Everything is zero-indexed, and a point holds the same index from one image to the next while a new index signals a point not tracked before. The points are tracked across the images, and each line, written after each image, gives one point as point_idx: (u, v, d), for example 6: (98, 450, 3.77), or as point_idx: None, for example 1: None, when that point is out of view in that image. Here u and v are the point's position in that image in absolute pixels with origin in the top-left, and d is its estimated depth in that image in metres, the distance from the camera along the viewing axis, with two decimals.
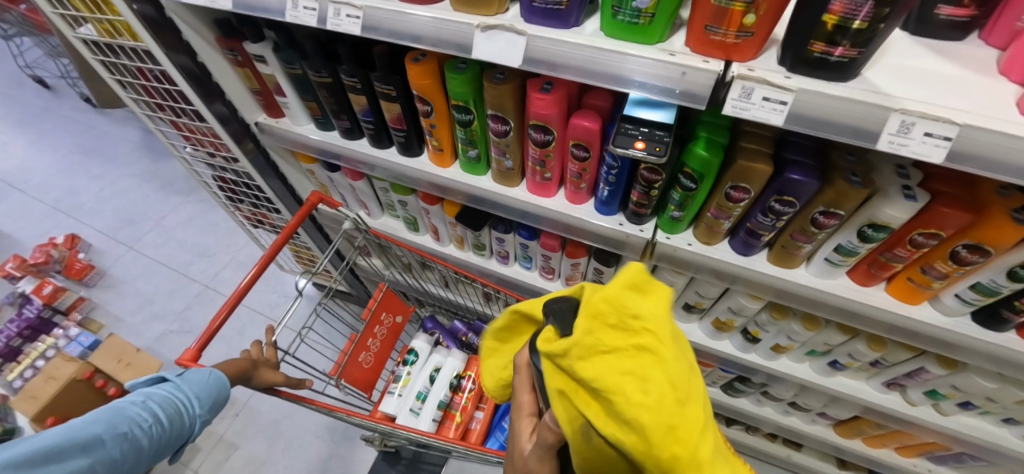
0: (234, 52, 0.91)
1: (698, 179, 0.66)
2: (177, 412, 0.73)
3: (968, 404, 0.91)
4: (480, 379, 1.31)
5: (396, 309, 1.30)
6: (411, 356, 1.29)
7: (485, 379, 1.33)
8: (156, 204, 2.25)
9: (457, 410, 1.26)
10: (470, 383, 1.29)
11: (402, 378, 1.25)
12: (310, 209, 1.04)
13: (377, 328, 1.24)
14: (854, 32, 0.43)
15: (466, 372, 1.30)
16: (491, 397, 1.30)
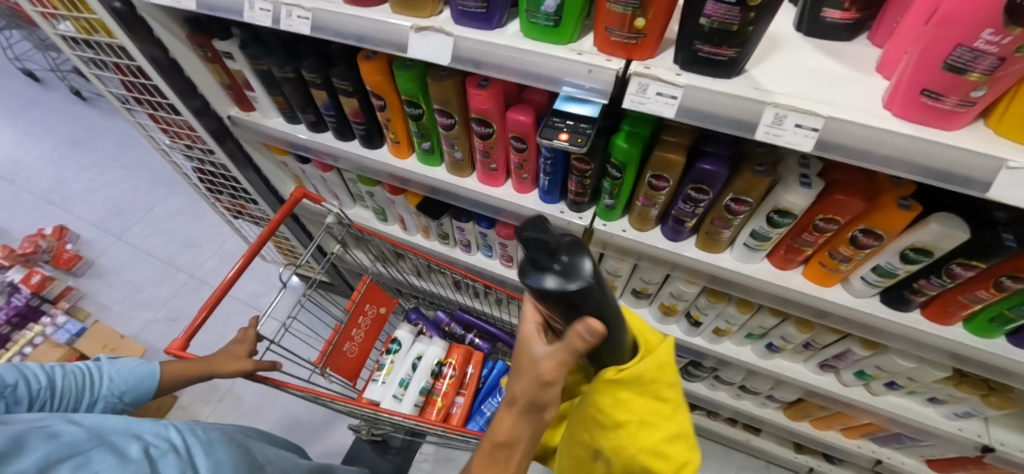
0: (204, 49, 0.96)
1: (623, 168, 0.71)
2: (85, 383, 0.77)
3: (893, 384, 0.97)
4: (460, 366, 1.23)
5: (380, 300, 1.30)
6: (394, 345, 1.22)
7: (466, 366, 1.25)
8: (144, 195, 2.30)
9: (439, 396, 1.19)
10: (451, 369, 1.21)
11: (386, 366, 1.19)
12: (293, 206, 1.08)
13: (361, 318, 1.24)
14: (729, 35, 0.49)
15: (447, 359, 1.23)
16: (473, 383, 1.22)
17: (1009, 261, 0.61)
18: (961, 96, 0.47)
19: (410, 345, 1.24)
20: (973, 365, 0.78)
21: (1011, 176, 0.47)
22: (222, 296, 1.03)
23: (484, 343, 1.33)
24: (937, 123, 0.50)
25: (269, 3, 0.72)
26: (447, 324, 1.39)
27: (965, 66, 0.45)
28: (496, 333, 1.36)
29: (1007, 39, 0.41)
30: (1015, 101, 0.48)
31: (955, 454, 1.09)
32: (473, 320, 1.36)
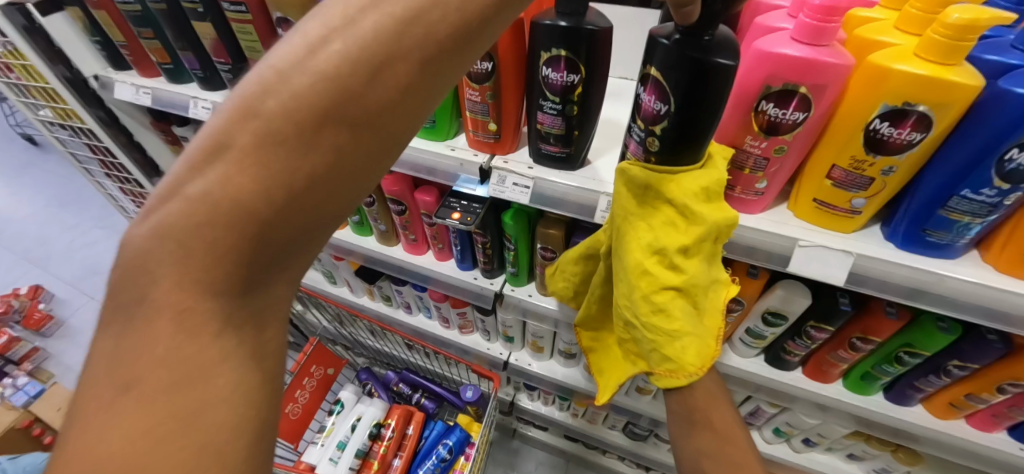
0: (166, 133, 1.09)
1: (514, 242, 0.79)
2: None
3: (808, 440, 1.00)
4: (400, 427, 1.25)
5: (328, 362, 1.34)
6: (337, 406, 1.28)
7: (406, 426, 1.27)
8: None
9: (375, 458, 1.21)
10: (390, 430, 1.23)
11: (327, 428, 1.24)
12: None
13: (306, 379, 1.28)
14: (561, 138, 0.59)
15: (387, 420, 1.25)
16: (412, 445, 1.24)
17: (856, 322, 0.68)
18: (751, 188, 0.54)
19: (352, 406, 1.29)
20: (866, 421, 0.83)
21: (804, 252, 0.54)
22: None
23: (429, 403, 1.35)
24: (741, 209, 0.57)
25: (210, 103, 0.84)
26: (396, 384, 1.40)
27: (746, 166, 0.53)
28: (440, 392, 1.36)
29: (764, 143, 0.50)
30: (803, 189, 0.56)
31: None
32: (419, 380, 1.38)
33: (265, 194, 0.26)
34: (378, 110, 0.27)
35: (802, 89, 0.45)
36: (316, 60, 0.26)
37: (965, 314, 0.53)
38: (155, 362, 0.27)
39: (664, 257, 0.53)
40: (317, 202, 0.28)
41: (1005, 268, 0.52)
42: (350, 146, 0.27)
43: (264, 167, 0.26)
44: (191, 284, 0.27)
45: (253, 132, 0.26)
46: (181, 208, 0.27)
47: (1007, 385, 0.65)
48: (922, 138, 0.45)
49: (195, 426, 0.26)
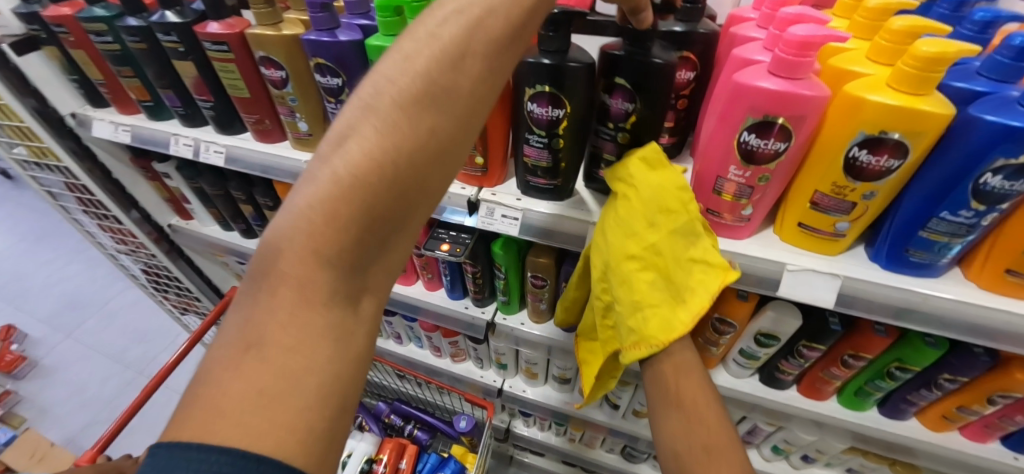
0: (146, 169, 1.06)
1: (505, 271, 0.79)
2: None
3: (807, 457, 0.99)
4: (393, 461, 1.20)
5: None
6: None
7: (399, 460, 1.22)
8: (101, 289, 2.30)
9: None
10: (382, 466, 1.19)
11: None
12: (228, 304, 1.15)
13: None
14: (549, 171, 0.59)
15: (379, 455, 1.21)
16: None
17: (846, 340, 0.69)
18: (737, 214, 0.55)
19: (343, 441, 1.25)
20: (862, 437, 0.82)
21: (793, 276, 0.55)
22: (153, 389, 1.05)
23: (422, 434, 1.30)
24: (728, 234, 0.58)
25: (191, 140, 0.83)
26: (388, 415, 1.36)
27: (732, 194, 0.54)
28: (432, 422, 1.33)
29: (748, 172, 0.51)
30: (787, 214, 0.56)
31: None
32: (411, 411, 1.34)
33: (379, 174, 0.35)
34: (456, 107, 0.37)
35: (781, 120, 0.46)
36: (404, 90, 0.36)
37: (951, 332, 0.54)
38: (280, 326, 0.33)
39: (620, 233, 0.58)
40: (418, 178, 0.37)
41: (987, 285, 0.53)
42: (439, 131, 0.37)
43: (378, 149, 0.35)
44: (310, 265, 0.34)
45: (370, 129, 0.35)
46: (315, 189, 0.35)
47: (996, 397, 0.66)
48: (900, 164, 0.46)
49: (298, 387, 0.32)
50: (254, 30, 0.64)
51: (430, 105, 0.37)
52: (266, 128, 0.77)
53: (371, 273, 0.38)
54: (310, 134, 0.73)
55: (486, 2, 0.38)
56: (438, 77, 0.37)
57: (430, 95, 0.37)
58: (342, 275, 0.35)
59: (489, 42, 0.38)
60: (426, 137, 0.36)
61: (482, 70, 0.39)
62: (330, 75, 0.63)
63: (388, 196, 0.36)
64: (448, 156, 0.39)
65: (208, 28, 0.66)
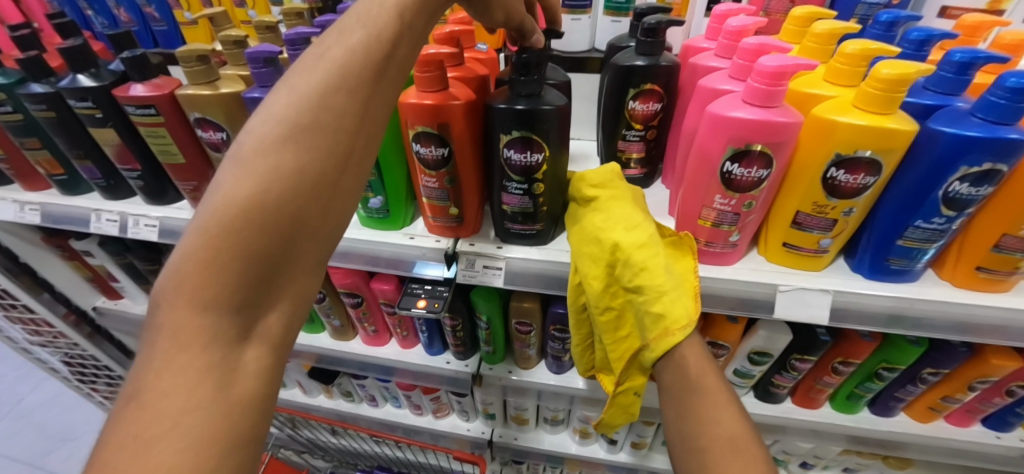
0: (62, 249, 0.93)
1: (488, 320, 0.74)
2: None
3: (806, 463, 0.97)
4: None
5: None
6: None
7: None
8: (11, 387, 2.00)
9: None
10: None
11: None
12: None
13: None
14: (529, 217, 0.57)
15: None
16: None
17: (834, 349, 0.68)
18: (725, 241, 0.54)
19: None
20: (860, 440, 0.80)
21: (787, 296, 0.54)
22: None
23: None
24: (717, 261, 0.57)
25: (116, 213, 0.73)
26: None
27: (717, 221, 0.53)
28: None
29: (732, 200, 0.50)
30: (770, 234, 0.56)
31: None
32: None
33: (248, 212, 0.32)
34: (326, 140, 0.35)
35: (760, 147, 0.46)
36: (276, 120, 0.35)
37: (939, 333, 0.55)
38: (161, 369, 0.30)
39: (619, 226, 0.55)
40: (295, 216, 0.34)
41: (961, 283, 0.54)
42: (311, 166, 0.35)
43: (248, 183, 0.33)
44: (189, 307, 0.31)
45: (234, 174, 0.33)
46: (187, 237, 0.32)
47: (976, 383, 0.68)
48: (875, 180, 0.47)
49: (183, 423, 0.28)
50: (187, 90, 0.57)
51: (297, 141, 0.35)
52: None
53: (267, 312, 0.34)
54: None
55: (345, 46, 0.38)
56: (301, 112, 0.35)
57: (298, 130, 0.35)
58: (223, 321, 0.32)
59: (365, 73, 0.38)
60: (298, 172, 0.34)
61: (356, 102, 0.37)
62: None
63: (264, 231, 0.33)
64: (336, 184, 0.36)
65: (131, 90, 0.59)
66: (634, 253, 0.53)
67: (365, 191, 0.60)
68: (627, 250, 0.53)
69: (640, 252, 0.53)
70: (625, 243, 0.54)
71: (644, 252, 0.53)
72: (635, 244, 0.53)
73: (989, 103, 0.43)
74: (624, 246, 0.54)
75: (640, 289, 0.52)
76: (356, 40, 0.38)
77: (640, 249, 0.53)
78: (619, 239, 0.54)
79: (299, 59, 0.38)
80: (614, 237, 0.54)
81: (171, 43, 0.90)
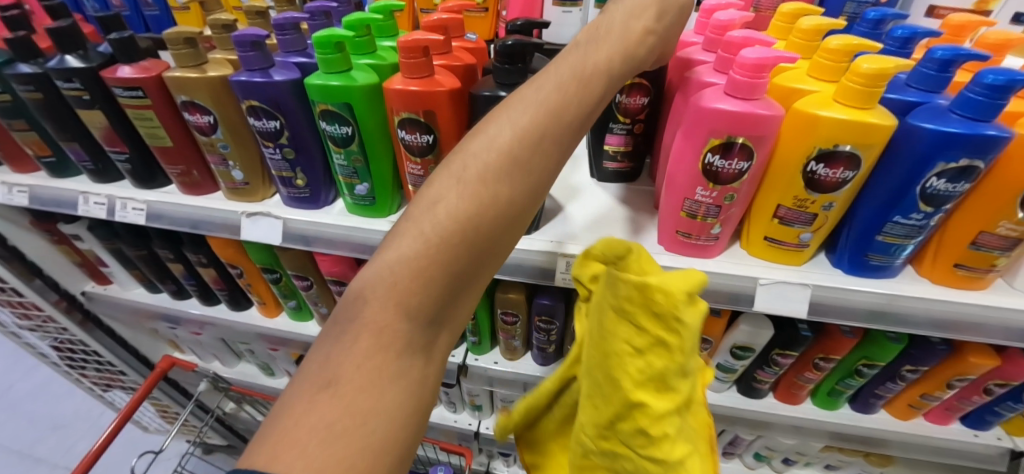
0: (50, 233, 0.93)
1: (474, 310, 0.74)
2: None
3: (788, 460, 0.98)
4: None
5: None
6: None
7: None
8: (1, 375, 1.99)
9: None
10: None
11: None
12: (161, 373, 1.09)
13: None
14: None
15: None
16: None
17: (816, 345, 0.69)
18: (707, 233, 0.55)
19: None
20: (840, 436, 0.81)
21: (766, 290, 0.55)
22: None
23: None
24: (698, 254, 0.57)
25: (103, 197, 0.73)
26: None
27: (699, 213, 0.53)
28: None
29: (714, 192, 0.51)
30: (752, 228, 0.57)
31: None
32: None
33: (462, 231, 0.33)
34: (533, 177, 0.37)
35: (741, 140, 0.46)
36: (497, 144, 0.36)
37: (916, 328, 0.56)
38: (356, 364, 0.29)
39: (637, 372, 0.40)
40: (488, 242, 0.35)
41: (939, 280, 0.55)
42: (515, 202, 0.36)
43: (468, 201, 0.34)
44: (395, 307, 0.31)
45: (455, 194, 0.34)
46: (403, 240, 0.33)
47: (954, 381, 0.68)
48: (855, 175, 0.47)
49: (370, 426, 0.27)
50: (174, 72, 0.57)
51: (505, 172, 0.36)
52: (194, 180, 0.69)
53: (444, 326, 0.34)
54: (247, 182, 0.66)
55: (567, 86, 0.39)
56: (524, 147, 0.36)
57: (514, 165, 0.36)
58: (415, 329, 0.32)
59: (575, 116, 0.39)
60: (506, 203, 0.35)
61: (560, 144, 0.38)
62: (265, 118, 0.57)
63: (469, 254, 0.34)
64: (525, 218, 0.37)
65: (118, 72, 0.59)
66: (641, 416, 0.40)
67: (352, 178, 0.60)
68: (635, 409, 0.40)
69: (652, 418, 0.40)
70: (630, 401, 0.40)
71: (657, 417, 0.40)
72: (645, 405, 0.40)
73: (968, 100, 0.43)
74: (636, 402, 0.40)
75: (630, 440, 0.43)
76: (569, 89, 0.39)
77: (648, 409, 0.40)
78: (632, 392, 0.40)
79: (523, 88, 0.40)
80: (621, 388, 0.40)
81: (163, 27, 0.90)
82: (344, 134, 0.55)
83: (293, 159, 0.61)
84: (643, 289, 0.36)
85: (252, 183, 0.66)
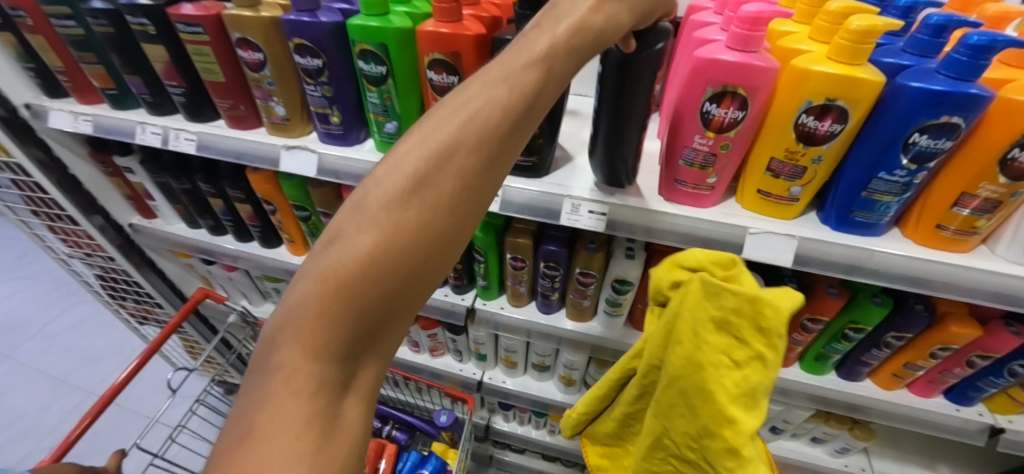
0: (105, 164, 1.02)
1: (484, 253, 0.81)
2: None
3: (775, 428, 1.01)
4: (371, 462, 1.16)
5: None
6: None
7: (378, 461, 1.18)
8: (45, 309, 2.16)
9: None
10: None
11: None
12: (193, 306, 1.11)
13: None
14: (526, 147, 0.62)
15: None
16: None
17: (803, 307, 0.72)
18: (703, 182, 0.59)
19: None
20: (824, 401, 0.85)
21: (755, 238, 0.59)
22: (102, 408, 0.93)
23: (400, 434, 1.26)
24: (694, 202, 0.62)
25: (159, 127, 0.81)
26: None
27: (696, 162, 0.58)
28: (412, 421, 1.29)
29: (711, 141, 0.56)
30: (747, 183, 0.61)
31: None
32: (389, 411, 1.29)
33: (368, 263, 0.31)
34: (447, 193, 0.33)
35: (738, 90, 0.51)
36: (408, 164, 0.34)
37: (895, 284, 0.59)
38: (263, 425, 0.28)
39: (725, 367, 0.45)
40: (407, 274, 0.32)
41: (921, 241, 0.58)
42: (431, 224, 0.33)
43: (370, 231, 0.31)
44: (303, 351, 0.30)
45: (359, 223, 0.32)
46: (304, 282, 0.31)
47: (937, 351, 0.71)
48: (843, 128, 0.51)
49: None
50: (232, 11, 0.64)
51: (415, 196, 0.33)
52: (241, 114, 0.76)
53: (367, 363, 0.32)
54: (287, 119, 0.73)
55: (493, 92, 0.36)
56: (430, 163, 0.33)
57: (426, 185, 0.33)
58: (328, 374, 0.30)
59: (500, 120, 0.35)
60: (419, 226, 0.32)
61: (484, 152, 0.35)
62: (309, 56, 0.63)
63: (378, 286, 0.31)
64: (450, 239, 0.34)
65: (182, 9, 0.66)
66: (727, 408, 0.45)
67: (382, 116, 0.66)
68: (723, 401, 0.45)
69: (740, 410, 0.44)
70: (716, 391, 0.45)
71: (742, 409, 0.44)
72: (735, 396, 0.44)
73: (954, 61, 0.47)
74: (723, 392, 0.44)
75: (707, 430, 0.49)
76: (499, 92, 0.36)
77: (737, 403, 0.44)
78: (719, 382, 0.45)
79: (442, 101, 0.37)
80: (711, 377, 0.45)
81: None
82: (379, 73, 0.61)
83: (331, 97, 0.68)
84: (745, 302, 0.43)
85: (292, 119, 0.73)
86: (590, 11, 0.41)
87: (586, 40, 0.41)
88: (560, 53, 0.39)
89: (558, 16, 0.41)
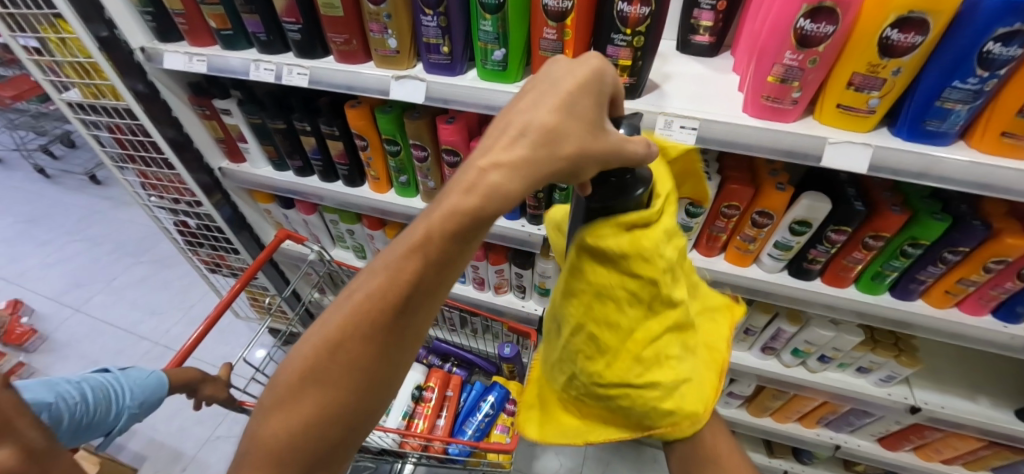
0: (203, 108, 1.10)
1: None
2: (107, 398, 0.90)
3: (824, 357, 1.09)
4: (440, 390, 1.27)
5: None
6: None
7: (445, 390, 1.29)
8: (108, 267, 2.30)
9: (420, 420, 1.22)
10: (432, 393, 1.25)
11: None
12: (277, 245, 1.13)
13: None
14: (628, 68, 0.69)
15: (427, 383, 1.27)
16: (452, 406, 1.25)
17: (866, 224, 0.79)
18: (789, 98, 0.66)
19: None
20: (878, 320, 0.92)
21: (834, 148, 0.66)
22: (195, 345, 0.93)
23: (462, 370, 1.35)
24: (777, 118, 0.69)
25: (272, 64, 0.89)
26: (425, 356, 1.40)
27: (785, 77, 0.65)
28: (472, 359, 1.38)
29: (801, 56, 0.63)
30: (827, 99, 0.67)
31: (899, 425, 1.20)
32: (451, 349, 1.38)
33: (304, 425, 0.34)
34: (364, 352, 0.34)
35: (828, 5, 0.57)
36: (325, 325, 0.34)
37: (962, 189, 0.65)
38: None
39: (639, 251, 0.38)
40: (324, 438, 0.35)
41: (987, 150, 0.64)
42: (350, 380, 0.34)
43: (293, 393, 0.34)
44: None
45: (282, 386, 0.34)
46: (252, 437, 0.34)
47: (992, 264, 0.77)
48: (923, 40, 0.57)
49: None
50: None
51: (331, 353, 0.33)
52: (351, 49, 0.84)
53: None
54: (397, 51, 0.81)
55: (408, 244, 0.33)
56: (333, 359, 0.33)
57: (338, 348, 0.33)
58: None
59: (427, 266, 0.33)
60: (342, 381, 0.34)
61: (395, 302, 0.34)
62: None
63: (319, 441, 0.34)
64: (379, 382, 0.35)
65: None
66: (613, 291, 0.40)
67: (492, 43, 0.73)
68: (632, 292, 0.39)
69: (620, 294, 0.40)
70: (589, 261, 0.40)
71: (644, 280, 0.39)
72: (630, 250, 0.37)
73: None
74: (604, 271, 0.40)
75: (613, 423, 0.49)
76: (420, 240, 0.33)
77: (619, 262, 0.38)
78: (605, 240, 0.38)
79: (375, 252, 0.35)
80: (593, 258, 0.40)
81: None
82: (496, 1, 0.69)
83: (445, 27, 0.76)
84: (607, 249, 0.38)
85: (401, 52, 0.81)
86: (497, 154, 0.33)
87: (463, 223, 0.32)
88: (438, 240, 0.33)
89: (455, 183, 0.34)
